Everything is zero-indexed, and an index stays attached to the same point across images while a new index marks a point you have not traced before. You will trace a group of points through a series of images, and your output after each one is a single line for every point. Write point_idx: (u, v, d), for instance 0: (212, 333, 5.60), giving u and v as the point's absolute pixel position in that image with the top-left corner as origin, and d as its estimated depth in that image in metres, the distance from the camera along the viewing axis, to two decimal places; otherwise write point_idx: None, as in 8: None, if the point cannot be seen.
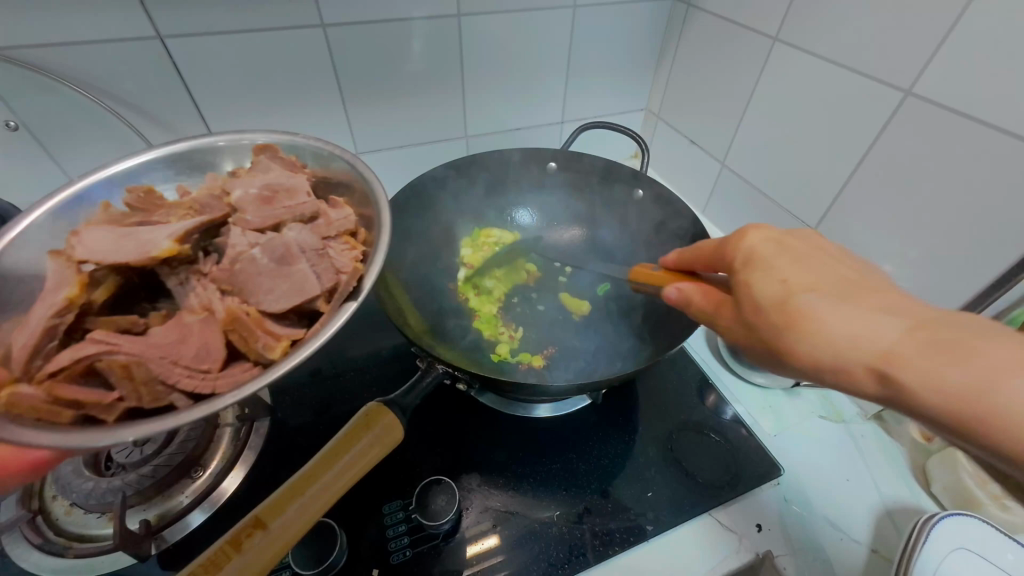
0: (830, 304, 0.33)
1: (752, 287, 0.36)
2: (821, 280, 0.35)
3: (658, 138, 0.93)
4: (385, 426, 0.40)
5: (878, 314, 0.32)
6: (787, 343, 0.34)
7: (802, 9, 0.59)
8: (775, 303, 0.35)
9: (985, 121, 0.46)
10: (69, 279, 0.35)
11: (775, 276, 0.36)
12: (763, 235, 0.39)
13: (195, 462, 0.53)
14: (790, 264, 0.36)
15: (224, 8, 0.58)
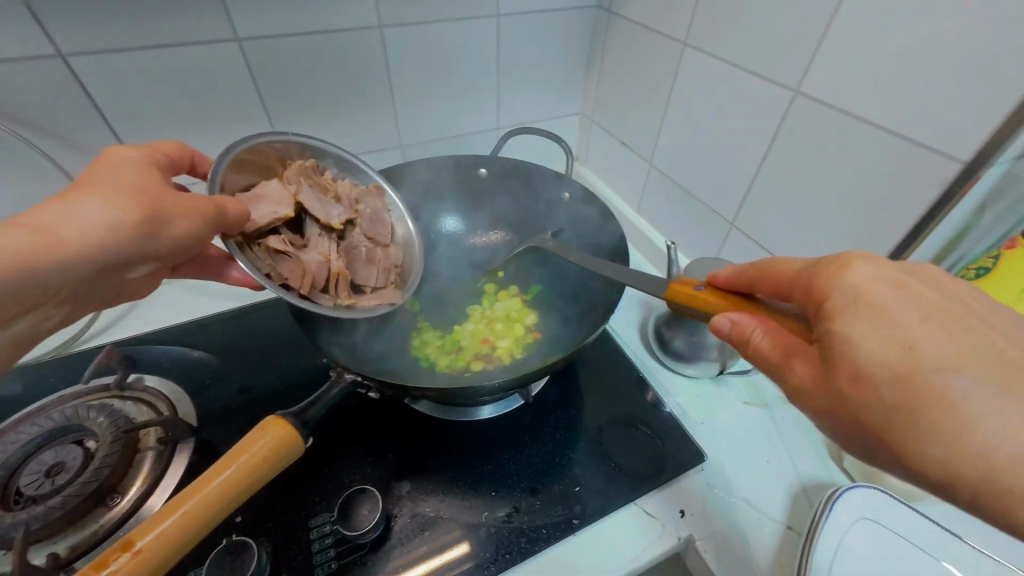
0: (984, 392, 0.26)
1: (853, 344, 0.29)
2: (975, 360, 0.27)
3: (593, 141, 0.96)
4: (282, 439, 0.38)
5: None
6: (903, 427, 0.28)
7: (705, 16, 0.62)
8: (893, 375, 0.28)
9: (860, 117, 0.49)
10: (285, 201, 0.52)
11: (896, 336, 0.28)
12: (873, 270, 0.31)
13: (111, 490, 0.51)
14: (922, 325, 0.29)
15: (129, 25, 0.57)
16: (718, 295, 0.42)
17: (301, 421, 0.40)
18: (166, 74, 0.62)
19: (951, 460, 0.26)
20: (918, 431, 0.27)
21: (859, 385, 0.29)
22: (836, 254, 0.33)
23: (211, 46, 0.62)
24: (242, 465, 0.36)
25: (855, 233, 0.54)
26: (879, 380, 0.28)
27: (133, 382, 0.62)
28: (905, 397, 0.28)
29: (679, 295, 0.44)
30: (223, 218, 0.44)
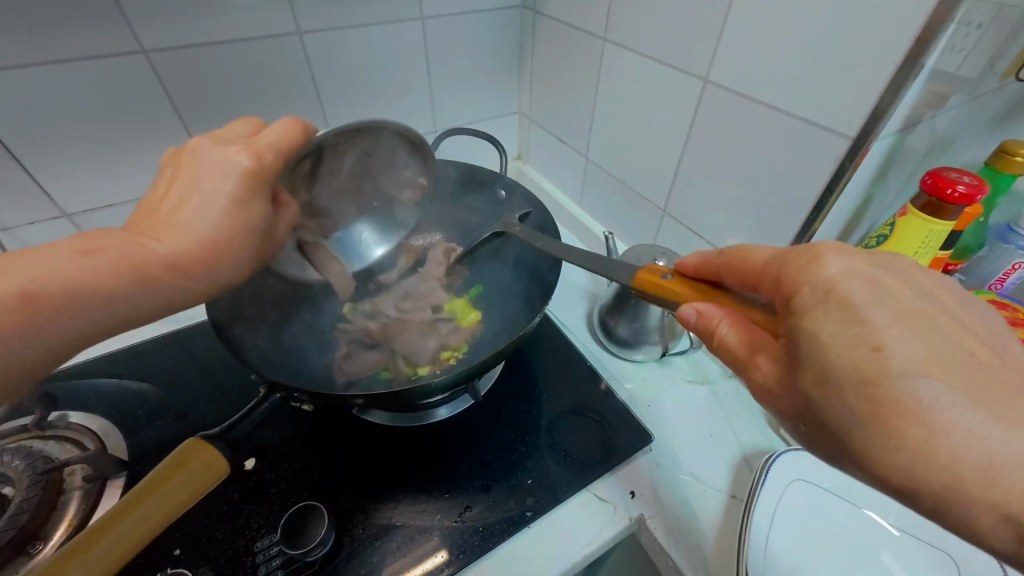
0: (950, 397, 0.25)
1: (819, 344, 0.29)
2: (936, 357, 0.27)
3: (531, 139, 0.98)
4: (205, 463, 0.37)
5: (989, 424, 0.25)
6: (855, 426, 0.28)
7: (620, 11, 0.64)
8: (854, 377, 0.27)
9: (763, 102, 0.52)
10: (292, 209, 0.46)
11: (865, 337, 0.27)
12: (846, 263, 0.30)
13: (32, 536, 0.47)
14: (891, 323, 0.27)
15: (17, 40, 0.53)
16: (684, 284, 0.41)
17: (228, 442, 0.39)
18: (66, 91, 0.58)
19: (911, 467, 0.26)
20: (878, 439, 0.27)
21: (826, 388, 0.28)
22: (809, 246, 0.32)
23: (115, 59, 0.59)
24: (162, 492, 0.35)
25: (770, 211, 0.57)
26: (846, 384, 0.28)
27: (55, 420, 0.58)
28: (868, 402, 0.27)
29: (648, 285, 0.42)
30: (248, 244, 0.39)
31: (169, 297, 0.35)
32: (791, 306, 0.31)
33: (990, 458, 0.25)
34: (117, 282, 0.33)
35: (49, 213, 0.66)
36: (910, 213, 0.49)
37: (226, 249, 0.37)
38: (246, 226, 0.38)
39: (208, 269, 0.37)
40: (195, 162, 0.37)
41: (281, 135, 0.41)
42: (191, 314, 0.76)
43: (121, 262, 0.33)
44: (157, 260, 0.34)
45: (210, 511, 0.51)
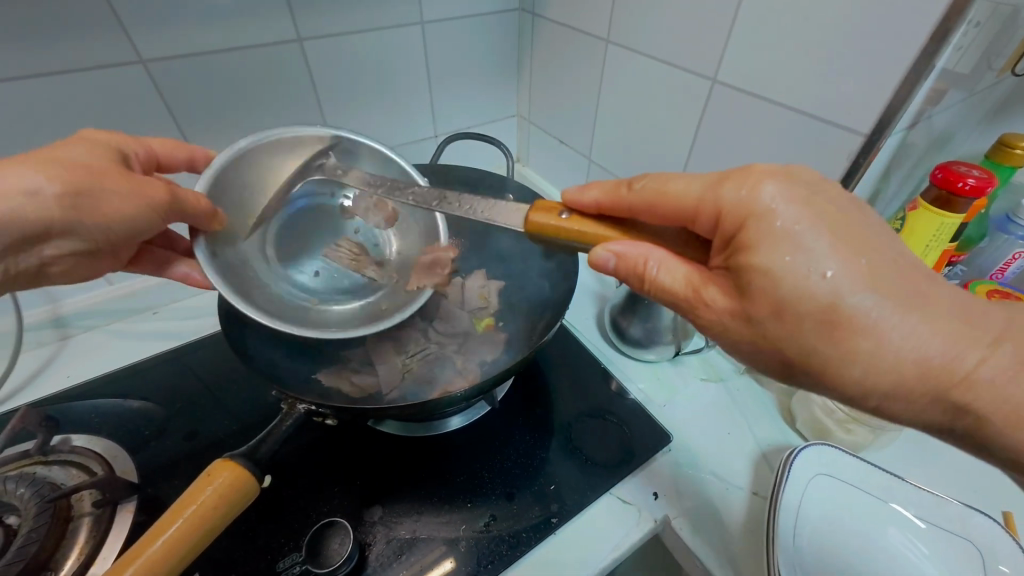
0: (884, 307, 0.29)
1: (779, 282, 0.31)
2: (872, 270, 0.30)
3: (532, 141, 0.97)
4: (232, 486, 0.35)
5: (911, 321, 0.29)
6: (822, 351, 0.31)
7: (623, 12, 0.64)
8: (815, 307, 0.30)
9: (772, 100, 0.53)
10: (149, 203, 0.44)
11: (815, 265, 0.30)
12: (778, 187, 0.32)
13: (42, 568, 0.46)
14: (830, 246, 0.30)
15: (8, 51, 0.51)
16: (588, 221, 0.39)
17: (254, 461, 0.38)
18: (59, 104, 0.56)
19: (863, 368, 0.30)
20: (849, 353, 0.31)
21: (784, 320, 0.31)
22: (741, 169, 0.34)
23: (112, 69, 0.57)
24: (191, 516, 0.34)
25: None
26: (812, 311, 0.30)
27: (57, 444, 0.56)
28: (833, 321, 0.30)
29: (545, 225, 0.39)
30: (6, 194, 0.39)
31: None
32: (735, 241, 0.33)
33: (921, 351, 0.29)
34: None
35: None
36: (923, 207, 0.50)
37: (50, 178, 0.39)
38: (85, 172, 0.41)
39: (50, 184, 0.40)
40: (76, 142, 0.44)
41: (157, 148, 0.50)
42: (193, 329, 0.74)
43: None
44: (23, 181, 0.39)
45: (229, 532, 0.50)
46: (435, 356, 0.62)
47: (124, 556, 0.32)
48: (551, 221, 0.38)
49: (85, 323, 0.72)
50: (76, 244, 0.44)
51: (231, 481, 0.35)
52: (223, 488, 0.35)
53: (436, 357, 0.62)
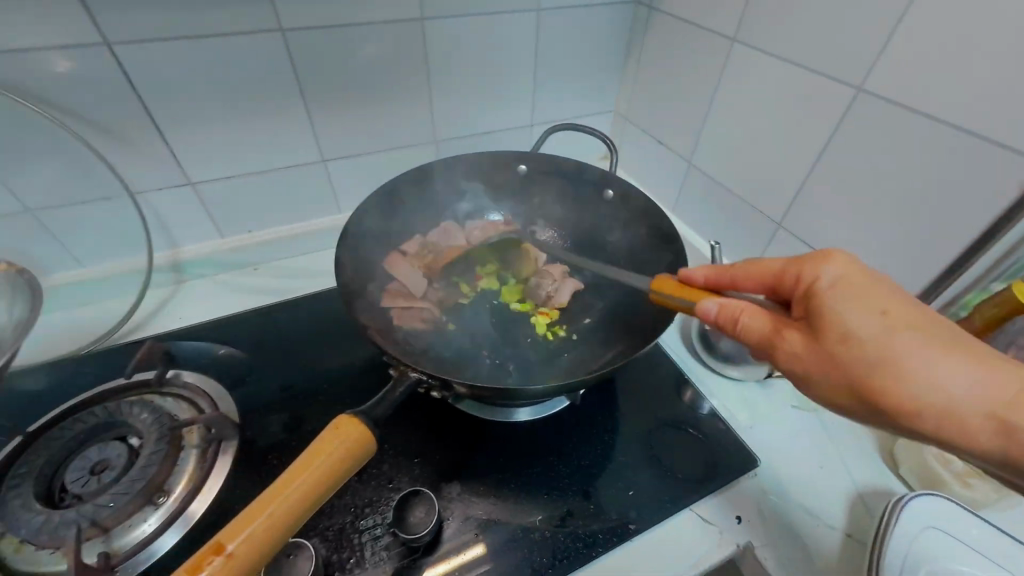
0: (941, 358, 0.32)
1: (842, 320, 0.35)
2: (924, 318, 0.33)
3: (625, 139, 0.95)
4: (356, 444, 0.38)
5: (959, 371, 0.31)
6: (882, 385, 0.33)
7: (758, 10, 0.61)
8: (874, 339, 0.33)
9: (931, 114, 0.48)
10: None
11: (876, 305, 0.34)
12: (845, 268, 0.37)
13: (158, 488, 0.50)
14: (864, 303, 0.35)
15: (176, 12, 0.55)
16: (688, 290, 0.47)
17: (372, 419, 0.40)
18: (207, 63, 0.60)
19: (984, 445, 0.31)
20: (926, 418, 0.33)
21: (849, 347, 0.34)
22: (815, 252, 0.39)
23: (256, 35, 0.61)
24: (323, 465, 0.36)
25: (917, 233, 0.53)
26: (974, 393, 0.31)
27: (172, 378, 0.61)
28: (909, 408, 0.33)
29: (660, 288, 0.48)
30: None
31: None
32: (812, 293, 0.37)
33: (959, 397, 0.31)
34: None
35: (176, 180, 0.68)
36: None
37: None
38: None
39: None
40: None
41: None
42: (289, 287, 0.78)
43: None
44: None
45: None
46: (518, 338, 0.64)
47: (264, 492, 0.35)
48: (670, 286, 0.47)
49: (197, 271, 0.77)
50: None
51: (359, 438, 0.38)
52: (354, 441, 0.38)
53: (519, 336, 0.64)
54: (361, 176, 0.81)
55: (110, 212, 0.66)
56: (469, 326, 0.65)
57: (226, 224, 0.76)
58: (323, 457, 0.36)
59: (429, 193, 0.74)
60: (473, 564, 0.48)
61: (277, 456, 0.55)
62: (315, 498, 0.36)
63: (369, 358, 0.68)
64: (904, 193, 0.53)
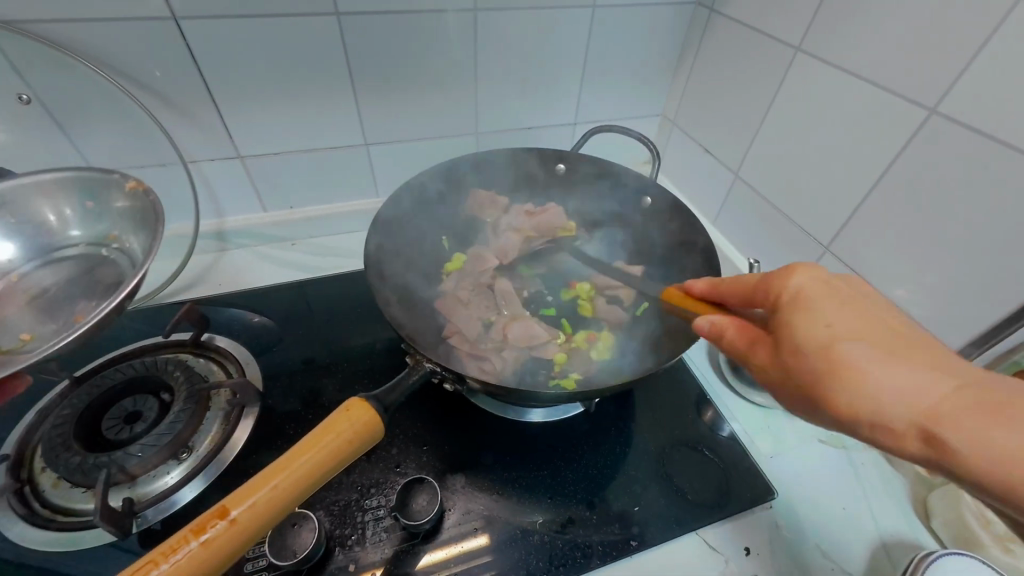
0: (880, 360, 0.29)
1: (792, 328, 0.33)
2: (869, 329, 0.31)
3: (671, 145, 0.92)
4: (363, 429, 0.39)
5: (927, 371, 0.29)
6: (827, 393, 0.31)
7: (826, 20, 0.57)
8: (818, 348, 0.31)
9: (1012, 145, 0.44)
10: None
11: (821, 319, 0.32)
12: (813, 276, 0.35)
13: (183, 444, 0.53)
14: (838, 308, 0.32)
15: None
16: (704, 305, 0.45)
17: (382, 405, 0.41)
18: (264, 41, 0.62)
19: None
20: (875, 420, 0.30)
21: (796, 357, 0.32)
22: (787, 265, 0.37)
23: (311, 17, 0.62)
24: (330, 445, 0.37)
25: (985, 273, 0.48)
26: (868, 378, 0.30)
27: (206, 340, 0.64)
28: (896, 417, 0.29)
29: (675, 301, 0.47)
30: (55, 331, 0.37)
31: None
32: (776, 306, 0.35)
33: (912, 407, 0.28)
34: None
35: (227, 152, 0.71)
36: None
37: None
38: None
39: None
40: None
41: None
42: (323, 265, 0.81)
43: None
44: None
45: None
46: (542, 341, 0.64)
47: (272, 464, 0.36)
48: (678, 297, 0.47)
49: (239, 241, 0.81)
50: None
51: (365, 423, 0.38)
52: (361, 426, 0.39)
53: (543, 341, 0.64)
54: (400, 162, 0.82)
55: (164, 178, 0.70)
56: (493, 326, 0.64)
57: (269, 198, 0.79)
58: (330, 437, 0.38)
59: (465, 185, 0.74)
60: (467, 556, 0.48)
61: (294, 427, 0.57)
62: (319, 473, 0.37)
63: (391, 341, 0.69)
64: (969, 227, 0.49)
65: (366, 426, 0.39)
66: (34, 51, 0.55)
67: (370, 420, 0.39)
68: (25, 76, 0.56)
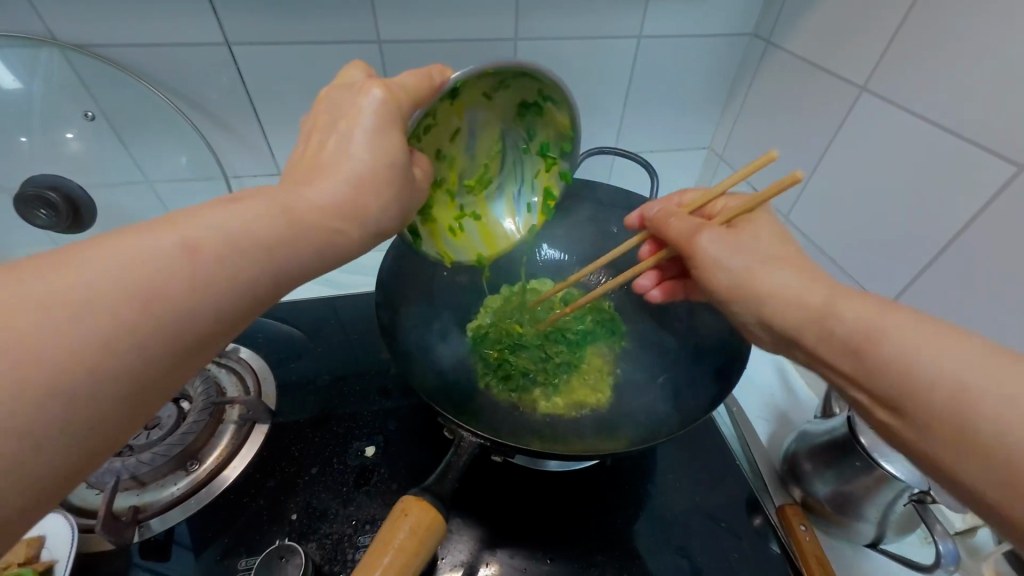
0: (715, 240, 0.40)
1: (695, 243, 0.41)
2: (765, 253, 0.39)
3: (717, 180, 0.87)
4: (430, 525, 0.38)
5: (901, 319, 0.32)
6: (706, 280, 0.41)
7: (897, 62, 0.54)
8: (683, 236, 0.42)
9: None
10: (182, 308, 0.26)
11: (802, 286, 0.37)
12: (683, 221, 0.43)
13: (192, 456, 0.54)
14: (740, 238, 0.41)
15: (291, 20, 0.60)
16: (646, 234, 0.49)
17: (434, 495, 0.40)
18: (309, 69, 0.65)
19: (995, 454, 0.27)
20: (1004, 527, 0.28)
21: (705, 275, 0.41)
22: (692, 226, 0.42)
23: (356, 45, 0.64)
24: (399, 547, 0.36)
25: None
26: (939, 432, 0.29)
27: (230, 351, 0.65)
28: (881, 395, 0.32)
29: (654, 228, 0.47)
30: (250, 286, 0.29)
31: (216, 277, 0.27)
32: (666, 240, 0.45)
33: (832, 311, 0.35)
34: (172, 277, 0.26)
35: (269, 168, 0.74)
36: None
37: (376, 208, 0.35)
38: (395, 182, 0.36)
39: (351, 222, 0.34)
40: (353, 104, 0.35)
41: (411, 87, 0.37)
42: (347, 281, 0.80)
43: (177, 234, 0.27)
44: (306, 210, 0.32)
45: (328, 487, 0.53)
46: (564, 360, 0.59)
47: None
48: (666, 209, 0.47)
49: None
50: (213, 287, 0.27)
51: (435, 521, 0.38)
52: (418, 528, 0.38)
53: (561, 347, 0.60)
54: None
55: (210, 192, 0.72)
56: (519, 346, 0.59)
57: None
58: (399, 529, 0.37)
59: None
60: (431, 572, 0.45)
61: (299, 448, 0.56)
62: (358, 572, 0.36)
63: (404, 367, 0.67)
64: None
65: (417, 517, 0.38)
66: (103, 72, 0.60)
67: (422, 517, 0.39)
68: (93, 92, 0.61)
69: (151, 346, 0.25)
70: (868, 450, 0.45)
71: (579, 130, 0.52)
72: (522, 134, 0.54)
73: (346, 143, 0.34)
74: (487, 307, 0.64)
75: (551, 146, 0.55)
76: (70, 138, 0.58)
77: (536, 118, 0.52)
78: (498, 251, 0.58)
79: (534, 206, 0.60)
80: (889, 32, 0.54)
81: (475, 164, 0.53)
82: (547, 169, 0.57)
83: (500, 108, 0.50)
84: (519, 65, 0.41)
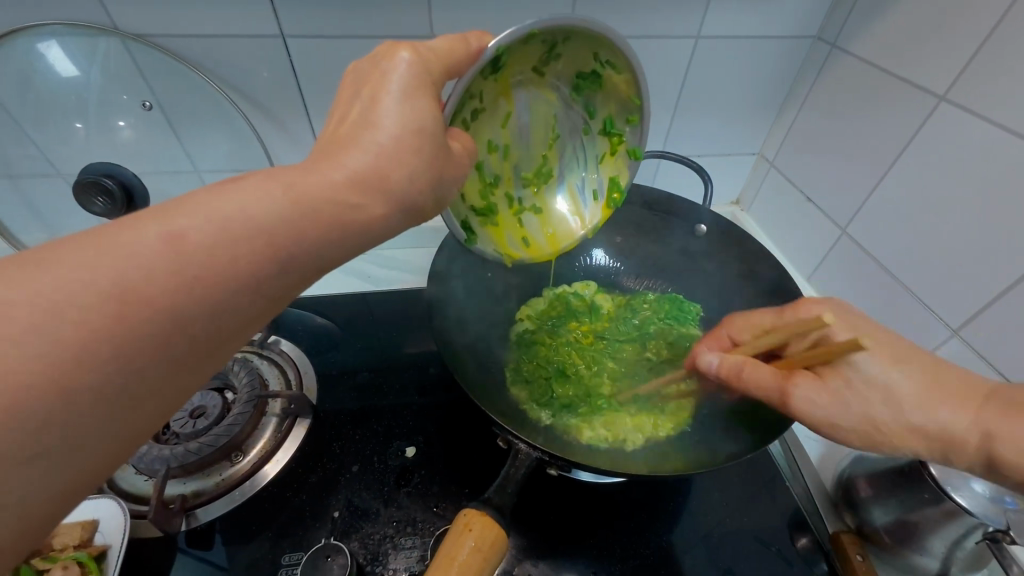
0: (812, 394, 0.41)
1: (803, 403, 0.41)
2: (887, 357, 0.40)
3: (767, 186, 0.84)
4: (492, 537, 0.37)
5: None
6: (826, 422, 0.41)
7: (984, 71, 0.50)
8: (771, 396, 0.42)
9: None
10: (158, 302, 0.24)
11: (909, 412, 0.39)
12: (764, 375, 0.42)
13: (237, 447, 0.54)
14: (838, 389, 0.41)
15: (346, 13, 0.59)
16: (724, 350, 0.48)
17: (497, 509, 0.39)
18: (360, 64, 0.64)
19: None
20: None
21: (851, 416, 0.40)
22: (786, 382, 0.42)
23: (409, 40, 0.63)
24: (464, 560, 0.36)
25: None
26: None
27: (272, 343, 0.65)
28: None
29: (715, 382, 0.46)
30: (246, 268, 0.27)
31: (210, 269, 0.26)
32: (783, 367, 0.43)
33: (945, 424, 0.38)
34: (157, 270, 0.24)
35: None
36: None
37: (400, 176, 0.33)
38: (420, 150, 0.34)
39: (370, 195, 0.32)
40: (376, 72, 0.34)
41: (442, 51, 0.36)
42: (386, 276, 0.80)
43: (160, 225, 0.25)
44: (318, 188, 0.30)
45: (369, 486, 0.53)
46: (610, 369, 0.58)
47: None
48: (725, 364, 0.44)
49: None
50: (196, 275, 0.25)
51: (498, 534, 0.38)
52: (482, 540, 0.37)
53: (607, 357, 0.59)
54: None
55: None
56: (566, 352, 0.59)
57: None
58: (464, 538, 0.37)
59: None
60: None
61: (340, 444, 0.56)
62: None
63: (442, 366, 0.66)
64: None
65: (483, 526, 0.38)
66: (159, 61, 0.60)
67: (487, 525, 0.38)
68: (149, 83, 0.61)
69: (129, 344, 0.24)
70: (938, 480, 0.43)
71: (642, 98, 0.48)
72: (583, 112, 0.52)
73: (369, 114, 0.33)
74: (529, 311, 0.63)
75: (615, 119, 0.52)
76: (123, 127, 0.59)
77: (595, 90, 0.50)
78: (558, 245, 0.56)
79: (600, 193, 0.57)
80: (975, 41, 0.50)
81: (532, 155, 0.52)
82: (614, 150, 0.54)
83: (552, 87, 0.49)
84: (562, 22, 0.39)
